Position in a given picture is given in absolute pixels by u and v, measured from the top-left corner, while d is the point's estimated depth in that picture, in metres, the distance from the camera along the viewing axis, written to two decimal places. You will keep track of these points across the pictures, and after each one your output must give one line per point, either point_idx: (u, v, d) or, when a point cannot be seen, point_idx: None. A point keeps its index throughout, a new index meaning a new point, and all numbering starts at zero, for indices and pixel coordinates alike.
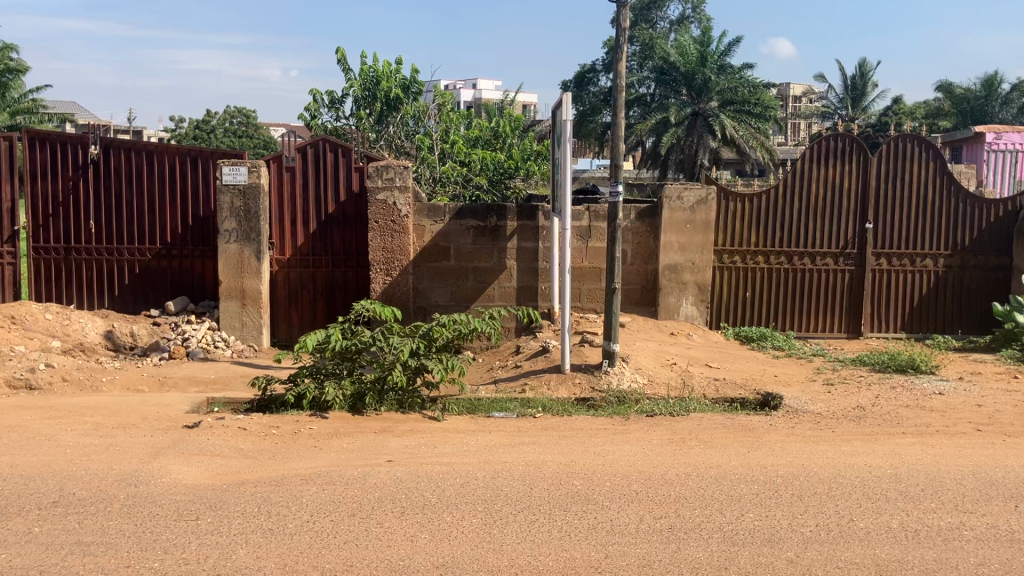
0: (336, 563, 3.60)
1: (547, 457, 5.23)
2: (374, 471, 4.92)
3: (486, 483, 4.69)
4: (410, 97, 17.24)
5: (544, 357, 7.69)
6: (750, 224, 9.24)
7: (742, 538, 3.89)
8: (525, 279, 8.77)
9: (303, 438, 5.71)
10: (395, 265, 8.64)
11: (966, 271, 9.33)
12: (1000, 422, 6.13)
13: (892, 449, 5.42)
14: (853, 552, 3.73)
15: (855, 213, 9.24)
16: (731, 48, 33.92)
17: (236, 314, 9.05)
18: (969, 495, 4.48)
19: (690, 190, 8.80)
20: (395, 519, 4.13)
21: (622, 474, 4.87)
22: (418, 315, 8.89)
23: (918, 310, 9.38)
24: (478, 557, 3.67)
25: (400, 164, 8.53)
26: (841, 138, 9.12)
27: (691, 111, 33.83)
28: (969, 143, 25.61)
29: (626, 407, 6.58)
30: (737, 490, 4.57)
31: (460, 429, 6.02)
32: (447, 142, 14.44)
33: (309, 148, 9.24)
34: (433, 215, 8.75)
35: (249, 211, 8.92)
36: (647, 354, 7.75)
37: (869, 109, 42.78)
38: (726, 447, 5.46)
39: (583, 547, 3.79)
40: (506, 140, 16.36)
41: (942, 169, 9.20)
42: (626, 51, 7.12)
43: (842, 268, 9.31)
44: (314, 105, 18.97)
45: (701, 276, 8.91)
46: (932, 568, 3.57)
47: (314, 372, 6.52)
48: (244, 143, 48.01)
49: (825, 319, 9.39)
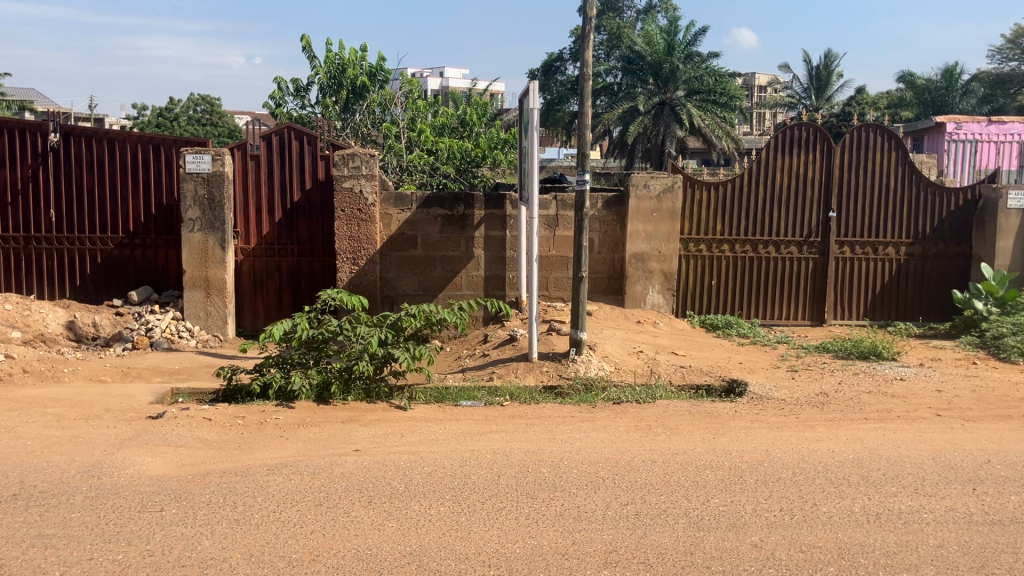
0: (302, 553, 3.59)
1: (514, 445, 5.25)
2: (341, 460, 4.89)
3: (454, 471, 4.70)
4: (377, 85, 17.19)
5: (512, 346, 7.67)
6: (716, 213, 9.31)
7: (708, 523, 3.93)
8: (493, 268, 8.77)
9: (269, 427, 5.67)
10: (361, 254, 8.57)
11: (926, 259, 9.48)
12: (959, 407, 6.24)
13: (854, 434, 5.50)
14: (816, 536, 3.79)
15: (819, 202, 9.33)
16: (698, 37, 33.97)
17: (201, 303, 8.96)
18: (929, 479, 4.56)
19: (656, 178, 8.86)
20: (361, 508, 4.12)
21: (590, 461, 4.89)
22: (386, 304, 8.85)
23: (880, 297, 9.51)
24: (446, 545, 3.68)
25: (367, 153, 8.42)
26: (805, 128, 9.19)
27: (658, 101, 33.91)
28: (930, 133, 25.69)
29: (593, 394, 6.62)
30: (701, 476, 4.62)
31: (428, 418, 6.01)
32: (414, 130, 14.12)
33: (274, 136, 9.13)
34: (400, 204, 8.68)
35: (213, 199, 8.82)
36: (615, 342, 7.78)
37: (833, 99, 43.21)
38: (692, 434, 5.50)
39: (550, 533, 3.81)
40: (472, 128, 16.24)
41: (904, 160, 9.31)
42: (593, 40, 7.09)
43: (806, 256, 9.40)
44: (279, 93, 18.71)
45: (667, 264, 8.97)
46: (892, 550, 3.63)
47: (280, 363, 6.46)
48: (209, 131, 47.46)
49: (789, 307, 9.49)
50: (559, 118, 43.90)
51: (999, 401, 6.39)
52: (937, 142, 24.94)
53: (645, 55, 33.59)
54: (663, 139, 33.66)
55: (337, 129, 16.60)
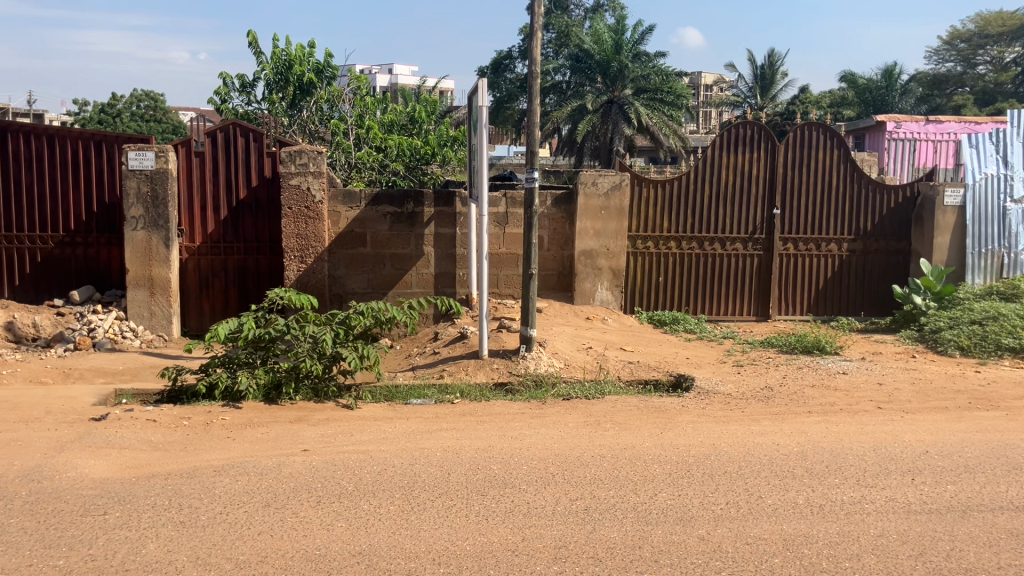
0: (250, 555, 3.55)
1: (464, 442, 5.24)
2: (289, 461, 4.85)
3: (404, 470, 4.68)
4: (324, 81, 17.02)
5: (462, 344, 7.67)
6: (662, 210, 9.40)
7: (656, 517, 3.97)
8: (442, 266, 8.76)
9: (215, 428, 5.60)
10: (309, 252, 8.47)
11: (867, 254, 9.69)
12: (899, 399, 6.39)
13: (798, 428, 5.60)
14: (761, 528, 3.85)
15: (763, 199, 9.48)
16: (645, 36, 34.23)
17: (145, 303, 8.79)
18: (870, 470, 4.67)
19: (604, 176, 8.91)
20: (310, 508, 4.09)
21: (540, 457, 4.91)
22: (334, 302, 8.78)
23: (823, 292, 9.69)
24: (396, 544, 3.66)
25: (314, 149, 8.35)
26: (749, 126, 9.33)
27: (607, 99, 34.17)
28: (870, 132, 26.21)
29: (543, 391, 6.65)
30: (649, 470, 4.67)
31: (377, 417, 5.97)
32: (362, 126, 14.03)
33: (219, 132, 9.01)
34: (348, 201, 8.63)
35: (157, 196, 8.66)
36: (565, 339, 7.82)
37: (777, 98, 43.89)
38: (641, 429, 5.55)
39: (500, 530, 3.82)
40: (421, 125, 16.18)
41: (846, 157, 9.50)
42: (541, 39, 7.12)
43: (751, 252, 9.54)
44: (224, 89, 18.43)
45: (616, 262, 9.04)
46: (834, 541, 3.71)
47: (226, 363, 6.37)
48: (152, 127, 46.55)
49: (735, 303, 9.63)
50: (508, 115, 43.89)
51: (936, 393, 6.56)
52: (877, 140, 25.48)
53: (594, 53, 33.71)
54: (611, 137, 33.86)
55: (284, 125, 16.39)
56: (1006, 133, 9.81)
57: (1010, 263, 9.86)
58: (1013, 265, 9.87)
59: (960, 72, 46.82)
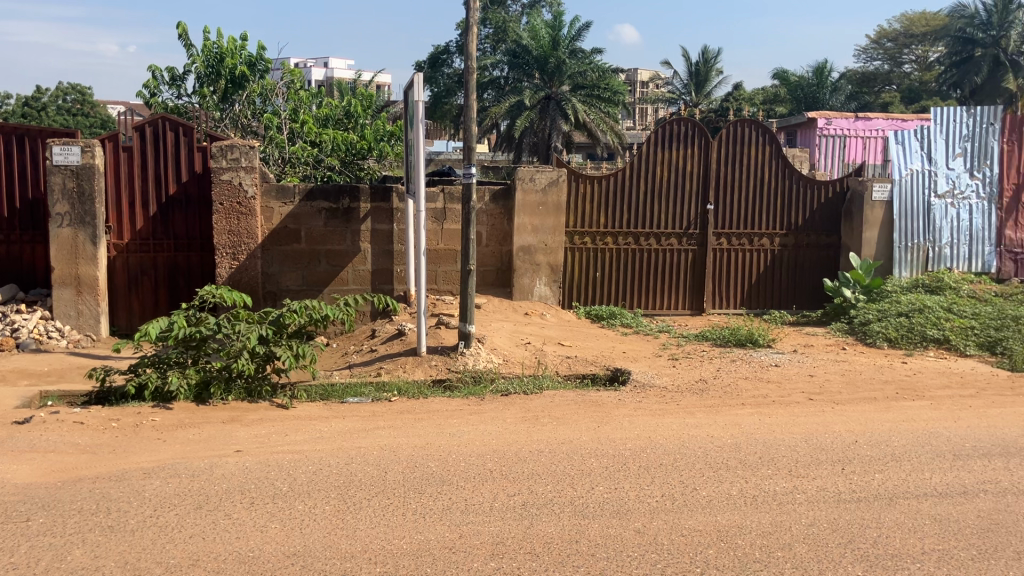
0: (181, 559, 3.47)
1: (401, 440, 5.20)
2: (222, 462, 4.75)
3: (340, 469, 4.62)
4: (257, 75, 16.70)
5: (399, 341, 7.60)
6: (599, 205, 9.46)
7: (592, 511, 3.99)
8: (380, 262, 8.67)
9: (145, 430, 5.46)
10: (241, 249, 8.36)
11: (798, 249, 9.87)
12: (829, 390, 6.53)
13: (732, 420, 5.68)
14: (696, 519, 3.89)
15: (697, 195, 9.59)
16: (582, 33, 34.42)
17: (71, 302, 8.53)
18: (801, 461, 4.76)
19: (541, 172, 8.93)
20: (244, 510, 4.01)
21: (478, 454, 4.89)
22: (268, 300, 8.63)
23: (756, 286, 9.86)
24: (331, 544, 3.61)
25: (246, 144, 8.16)
26: (683, 122, 9.42)
27: (545, 95, 34.23)
28: (801, 129, 26.74)
29: (481, 387, 6.63)
30: (587, 464, 4.69)
31: (313, 416, 5.89)
32: (296, 121, 13.81)
33: (148, 126, 8.80)
34: (282, 196, 8.48)
35: (83, 192, 8.42)
36: (503, 334, 7.81)
37: (711, 96, 44.51)
38: (578, 424, 5.57)
39: (437, 528, 3.79)
40: (358, 120, 15.99)
41: (777, 154, 9.66)
42: (476, 34, 7.09)
43: (685, 248, 9.66)
44: (152, 82, 17.96)
45: (554, 257, 9.08)
46: (767, 531, 3.77)
47: (156, 363, 6.21)
48: (79, 121, 45.25)
49: (671, 298, 9.73)
50: (446, 110, 43.71)
51: (865, 384, 6.72)
52: (808, 137, 26.01)
53: (531, 49, 33.75)
54: (549, 133, 33.96)
55: (216, 120, 16.03)
56: (930, 130, 10.10)
57: (935, 257, 10.15)
58: (937, 258, 10.16)
59: (887, 71, 48.04)
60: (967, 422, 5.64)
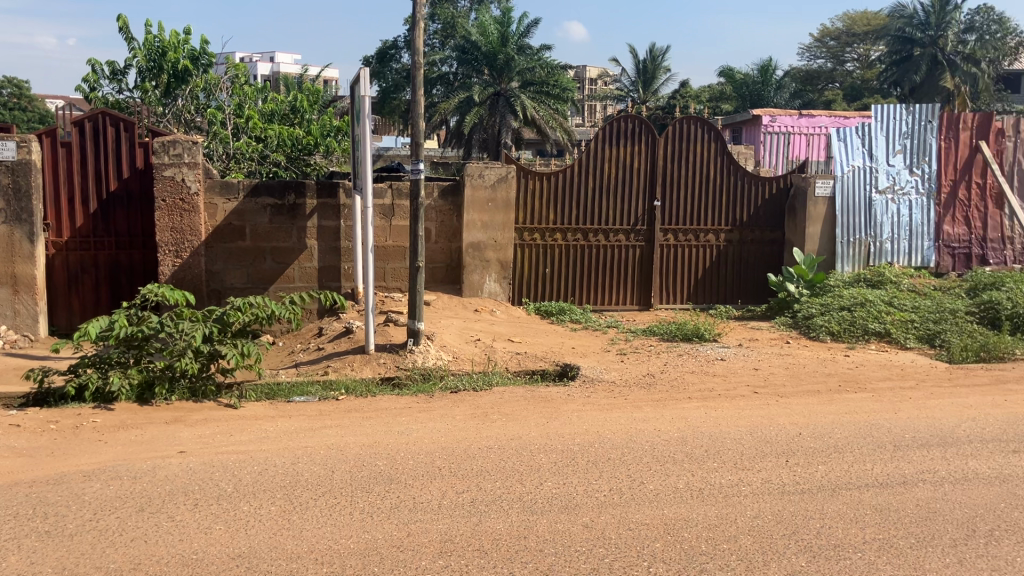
0: (122, 563, 3.39)
1: (349, 439, 5.16)
2: (165, 463, 4.66)
3: (286, 469, 4.57)
4: (200, 70, 16.41)
5: (347, 339, 7.53)
6: (547, 202, 9.48)
7: (541, 506, 4.00)
8: (327, 259, 8.60)
9: (85, 432, 5.33)
10: (184, 246, 8.21)
11: (743, 244, 10.00)
12: (774, 383, 6.63)
13: (679, 413, 5.73)
14: (643, 513, 3.92)
15: (645, 191, 9.66)
16: (530, 30, 34.46)
17: (7, 301, 8.30)
18: (746, 453, 4.82)
19: (490, 168, 8.92)
20: (187, 511, 3.94)
21: (426, 452, 4.87)
22: (212, 298, 8.50)
23: (702, 282, 9.96)
24: (277, 545, 3.57)
25: (189, 139, 8.04)
26: (630, 119, 9.48)
27: (494, 92, 34.20)
28: (746, 126, 27.09)
29: (430, 384, 6.61)
30: (535, 460, 4.69)
31: (260, 415, 5.81)
32: (241, 116, 13.60)
33: (86, 121, 8.58)
34: (226, 192, 8.35)
35: (19, 189, 8.21)
36: (452, 331, 7.79)
37: (659, 93, 44.89)
38: (527, 420, 5.58)
39: (385, 527, 3.77)
40: (304, 115, 15.80)
41: (722, 151, 9.76)
42: (424, 29, 7.06)
43: (633, 243, 9.72)
44: (92, 76, 17.57)
45: (503, 254, 9.07)
46: (713, 523, 3.81)
47: (97, 363, 6.08)
48: (16, 116, 44.05)
49: (619, 293, 9.79)
50: (395, 106, 43.44)
51: (808, 376, 6.84)
52: (753, 133, 26.36)
53: (480, 45, 33.71)
54: (499, 129, 33.92)
55: (158, 114, 15.71)
56: (871, 127, 10.28)
57: (875, 252, 10.37)
58: (878, 253, 10.38)
59: (830, 69, 48.92)
60: (906, 413, 5.76)
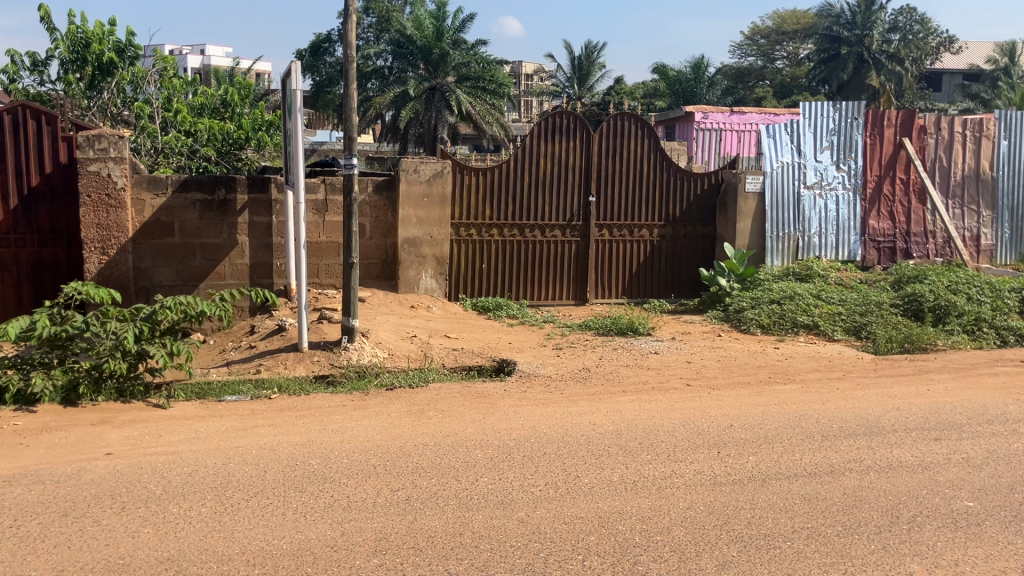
0: (44, 570, 3.29)
1: (282, 438, 5.08)
2: (90, 466, 4.54)
3: (217, 470, 4.48)
4: (126, 62, 15.98)
5: (280, 336, 7.42)
6: (483, 197, 9.46)
7: (476, 502, 3.99)
8: (258, 256, 8.46)
9: (6, 435, 5.16)
10: (111, 243, 7.99)
11: (676, 239, 10.13)
12: (706, 376, 6.73)
13: (613, 407, 5.79)
14: (578, 507, 3.95)
15: (580, 187, 9.72)
16: (466, 24, 34.38)
17: None
18: (679, 445, 4.88)
19: (425, 164, 8.88)
20: (114, 515, 3.84)
21: (361, 450, 4.83)
22: (140, 296, 8.30)
23: (637, 276, 10.07)
24: (208, 548, 3.50)
25: (114, 133, 7.80)
26: (565, 115, 9.52)
27: (429, 86, 34.02)
28: (679, 123, 27.45)
29: (365, 381, 6.56)
30: (471, 456, 4.69)
31: (190, 415, 5.70)
32: (170, 110, 13.28)
33: (5, 114, 8.29)
34: (153, 187, 8.16)
35: None
36: (388, 328, 7.73)
37: (594, 89, 45.20)
38: (463, 416, 5.57)
39: (318, 526, 3.72)
40: (235, 109, 15.50)
41: (655, 147, 9.86)
42: (357, 22, 6.97)
43: (568, 239, 9.77)
44: (11, 67, 17.00)
45: (440, 249, 9.05)
46: (647, 516, 3.85)
47: (19, 363, 5.92)
48: None
49: (555, 288, 9.84)
50: (329, 100, 42.93)
51: (739, 369, 6.96)
52: (685, 129, 26.71)
53: (415, 39, 33.50)
54: (435, 124, 33.76)
55: (82, 108, 15.25)
56: (800, 124, 10.50)
57: (805, 247, 10.59)
58: (807, 247, 10.60)
59: (760, 66, 49.83)
60: (834, 403, 5.91)
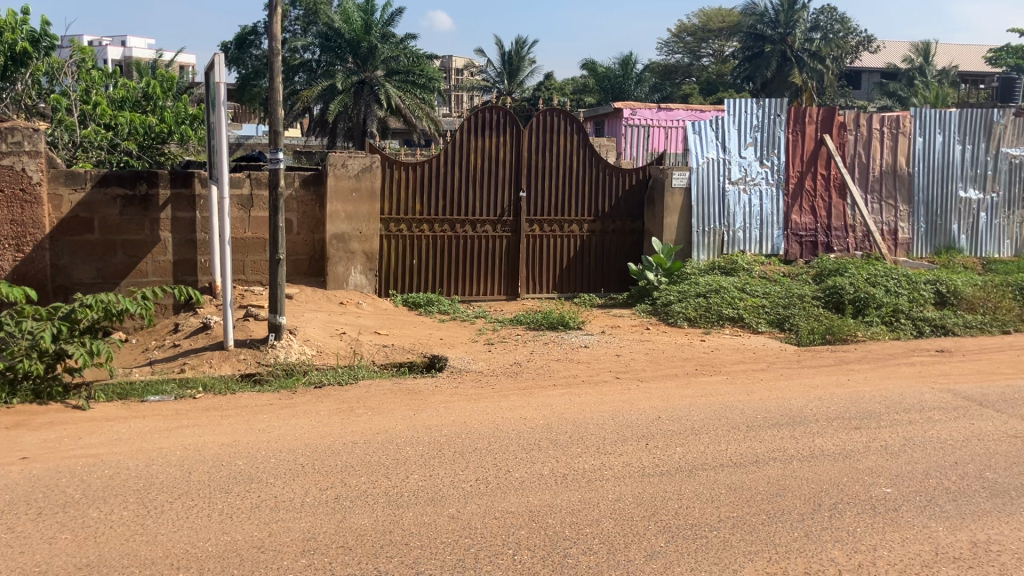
0: None
1: (207, 439, 4.98)
2: (4, 471, 4.38)
3: (140, 472, 4.37)
4: (41, 52, 15.44)
5: (205, 335, 7.28)
6: (413, 193, 9.42)
7: (406, 500, 3.97)
8: (182, 252, 8.29)
9: None
10: (27, 239, 7.67)
11: (606, 234, 10.22)
12: (634, 369, 6.82)
13: (543, 401, 5.82)
14: (508, 501, 3.96)
15: (510, 182, 9.74)
16: (395, 18, 34.13)
17: None
18: (608, 438, 4.93)
19: (353, 158, 8.80)
20: (30, 521, 3.72)
21: (289, 449, 4.76)
22: (58, 294, 8.03)
23: (567, 271, 10.13)
24: (130, 552, 3.41)
25: (29, 126, 7.52)
26: (494, 111, 9.53)
27: (358, 80, 33.67)
28: (608, 118, 27.72)
29: (293, 380, 6.47)
30: (402, 453, 4.66)
31: (111, 417, 5.54)
32: (88, 102, 12.88)
33: None
34: (71, 183, 7.91)
35: None
36: (316, 325, 7.63)
37: (524, 85, 45.32)
38: (393, 412, 5.54)
39: (245, 528, 3.66)
40: (157, 101, 15.10)
41: (584, 143, 9.94)
42: (282, 15, 6.86)
43: (499, 234, 9.78)
44: None
45: (369, 244, 8.99)
46: (577, 508, 3.89)
47: None
48: None
49: (487, 284, 9.84)
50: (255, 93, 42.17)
51: (667, 361, 7.06)
52: (614, 125, 26.96)
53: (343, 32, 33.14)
54: (364, 118, 33.45)
55: None
56: (724, 120, 10.70)
57: (730, 241, 10.80)
58: (732, 242, 10.81)
59: (687, 64, 50.60)
60: (759, 394, 6.03)
